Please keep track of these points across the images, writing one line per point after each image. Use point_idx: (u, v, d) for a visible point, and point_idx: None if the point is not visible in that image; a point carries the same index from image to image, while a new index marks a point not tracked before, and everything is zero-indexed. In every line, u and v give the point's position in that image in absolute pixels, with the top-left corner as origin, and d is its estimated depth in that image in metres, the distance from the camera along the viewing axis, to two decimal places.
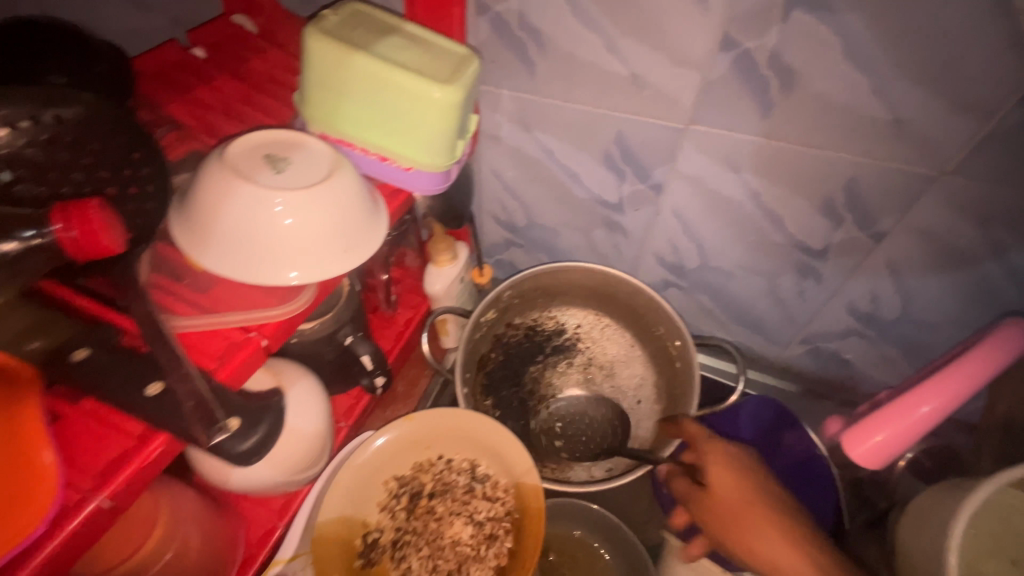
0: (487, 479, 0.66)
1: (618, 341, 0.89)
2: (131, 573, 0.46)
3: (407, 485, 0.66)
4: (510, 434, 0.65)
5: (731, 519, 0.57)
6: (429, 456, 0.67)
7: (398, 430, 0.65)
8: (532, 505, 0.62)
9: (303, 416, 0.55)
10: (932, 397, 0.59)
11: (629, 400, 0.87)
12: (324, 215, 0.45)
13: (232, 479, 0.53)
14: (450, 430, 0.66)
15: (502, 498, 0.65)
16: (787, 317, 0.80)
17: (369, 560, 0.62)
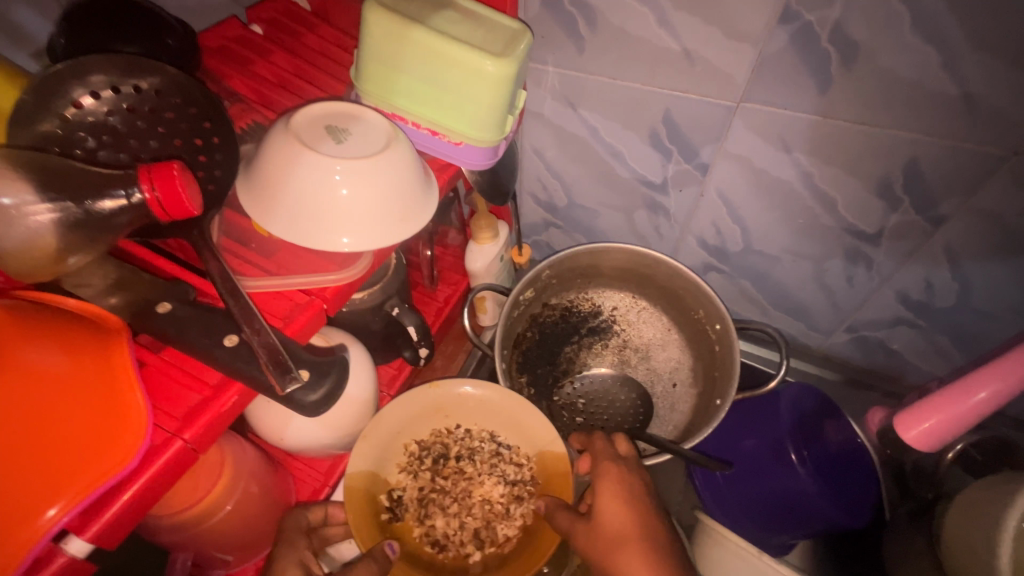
0: (509, 447, 0.68)
1: (655, 324, 0.89)
2: (197, 517, 0.49)
3: (429, 449, 0.67)
4: (533, 408, 0.67)
5: (607, 534, 0.55)
6: (447, 424, 0.68)
7: (421, 395, 0.66)
8: (555, 470, 0.64)
9: (356, 383, 0.58)
10: (991, 382, 0.57)
11: (665, 382, 0.86)
12: (379, 185, 0.47)
13: (287, 438, 0.56)
14: (470, 401, 0.68)
15: (527, 463, 0.67)
16: (833, 304, 0.78)
17: (395, 515, 0.63)
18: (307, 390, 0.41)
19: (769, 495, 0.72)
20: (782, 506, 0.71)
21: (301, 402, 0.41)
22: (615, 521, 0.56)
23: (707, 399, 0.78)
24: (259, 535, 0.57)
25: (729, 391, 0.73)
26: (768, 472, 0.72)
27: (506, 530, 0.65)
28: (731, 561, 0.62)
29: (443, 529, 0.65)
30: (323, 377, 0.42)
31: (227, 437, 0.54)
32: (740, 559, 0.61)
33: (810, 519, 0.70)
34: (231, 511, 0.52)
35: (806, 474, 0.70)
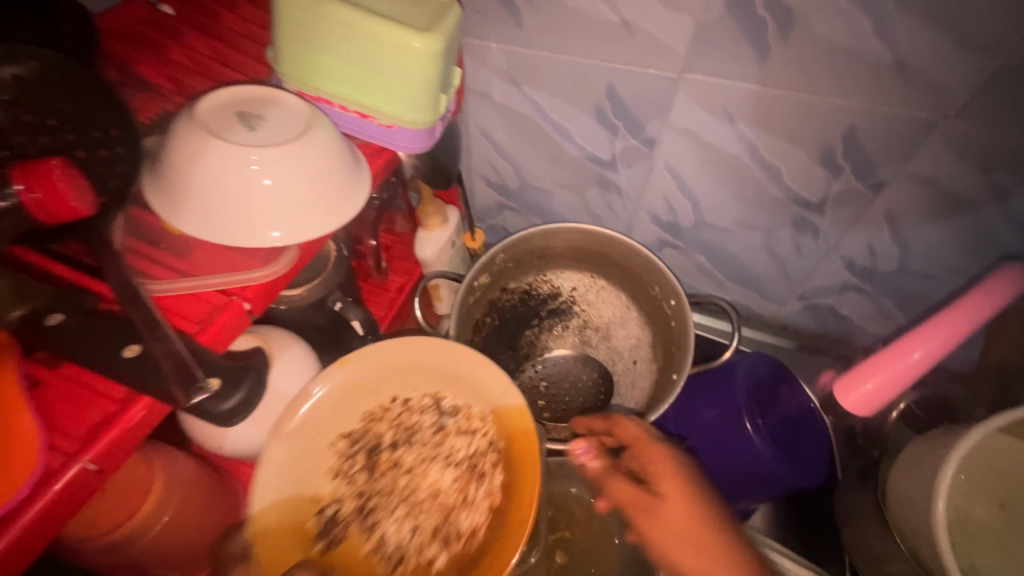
0: (457, 412, 0.58)
1: (614, 302, 0.89)
2: (128, 537, 0.47)
3: (361, 442, 0.56)
4: (474, 357, 0.58)
5: (674, 519, 0.55)
6: (377, 404, 0.57)
7: (335, 376, 0.56)
8: (516, 426, 0.55)
9: (290, 380, 0.56)
10: (925, 342, 0.59)
11: (625, 360, 0.87)
12: (301, 170, 0.44)
13: (225, 445, 0.54)
14: (399, 366, 0.58)
15: (480, 428, 0.56)
16: (784, 273, 0.79)
17: (331, 540, 0.52)
18: (218, 400, 0.47)
19: (725, 467, 0.73)
20: (737, 472, 0.73)
21: (216, 410, 0.46)
22: (675, 504, 0.56)
23: (665, 374, 0.79)
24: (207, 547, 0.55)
25: (684, 366, 0.73)
26: (726, 445, 0.73)
27: (472, 521, 0.53)
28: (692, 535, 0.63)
29: (397, 540, 0.53)
30: (234, 386, 0.48)
31: (156, 449, 0.51)
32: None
33: (765, 485, 0.72)
34: (168, 525, 0.50)
35: (762, 443, 0.71)
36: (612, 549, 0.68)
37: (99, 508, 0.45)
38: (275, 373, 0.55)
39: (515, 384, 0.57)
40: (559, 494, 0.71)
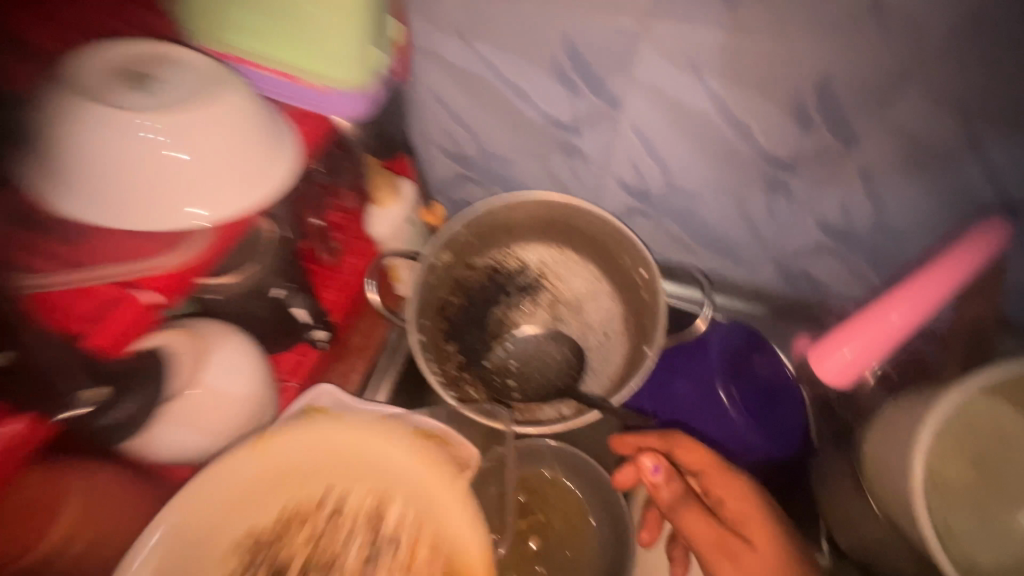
0: (392, 547, 0.47)
1: (584, 276, 0.85)
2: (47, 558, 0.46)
3: (263, 558, 0.46)
4: (436, 477, 0.50)
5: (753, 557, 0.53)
6: (299, 509, 0.48)
7: (252, 462, 0.49)
8: None
9: (227, 377, 0.51)
10: (901, 304, 0.58)
11: (598, 334, 0.83)
12: (208, 136, 0.39)
13: (160, 450, 0.49)
14: (339, 464, 0.50)
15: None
16: (757, 237, 0.76)
17: None
18: (104, 412, 0.45)
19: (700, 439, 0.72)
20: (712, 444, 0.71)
21: (95, 424, 0.45)
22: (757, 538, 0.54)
23: (638, 347, 0.76)
24: None
25: (656, 338, 0.70)
26: (699, 416, 0.72)
27: None
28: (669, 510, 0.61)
29: None
30: (122, 399, 0.46)
31: (76, 462, 0.48)
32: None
33: (742, 455, 0.70)
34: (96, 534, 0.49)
35: (736, 413, 0.70)
36: (589, 529, 0.66)
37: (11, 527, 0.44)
38: (210, 370, 0.51)
39: (480, 525, 0.48)
40: (531, 477, 0.68)
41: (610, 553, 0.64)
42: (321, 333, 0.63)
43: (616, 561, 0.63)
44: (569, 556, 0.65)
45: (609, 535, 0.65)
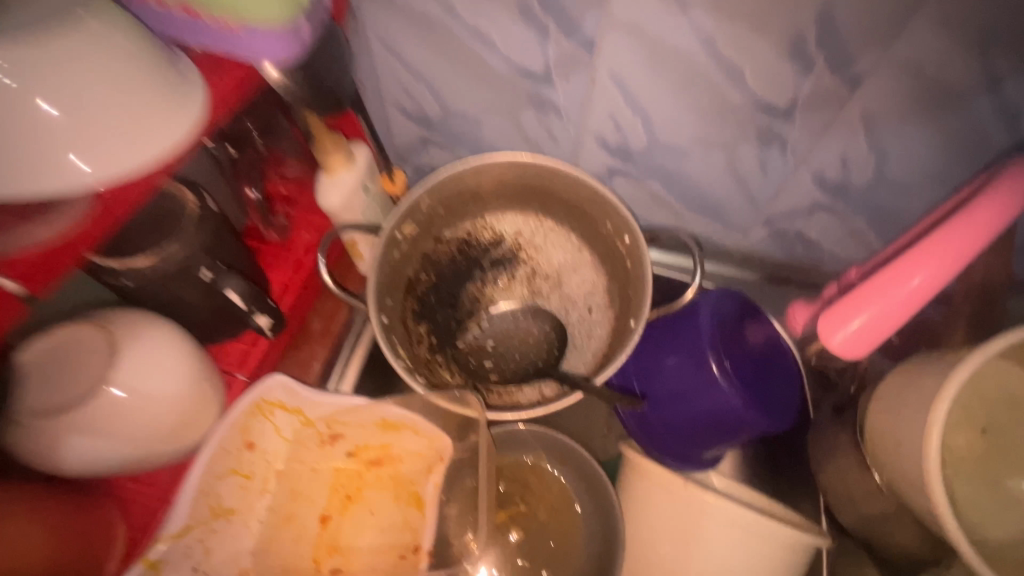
0: None
1: (565, 246, 0.79)
2: None
3: None
4: None
5: None
6: None
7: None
8: None
9: (147, 376, 0.44)
10: (927, 266, 0.49)
11: (580, 308, 0.77)
12: (89, 75, 0.34)
13: (72, 460, 0.42)
14: None
15: None
16: (748, 197, 0.70)
17: None
18: None
19: (693, 417, 0.66)
20: (703, 422, 0.65)
21: None
22: None
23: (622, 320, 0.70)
24: None
25: (642, 311, 0.64)
26: (693, 394, 0.65)
27: None
28: (662, 502, 0.55)
29: None
30: None
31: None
32: (673, 499, 0.54)
33: (737, 430, 0.65)
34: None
35: (730, 386, 0.63)
36: (575, 517, 0.61)
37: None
38: (126, 368, 0.43)
39: None
40: (510, 464, 0.63)
41: (599, 543, 0.59)
42: (265, 318, 0.54)
43: (604, 552, 0.58)
44: (554, 545, 0.61)
45: (596, 523, 0.60)
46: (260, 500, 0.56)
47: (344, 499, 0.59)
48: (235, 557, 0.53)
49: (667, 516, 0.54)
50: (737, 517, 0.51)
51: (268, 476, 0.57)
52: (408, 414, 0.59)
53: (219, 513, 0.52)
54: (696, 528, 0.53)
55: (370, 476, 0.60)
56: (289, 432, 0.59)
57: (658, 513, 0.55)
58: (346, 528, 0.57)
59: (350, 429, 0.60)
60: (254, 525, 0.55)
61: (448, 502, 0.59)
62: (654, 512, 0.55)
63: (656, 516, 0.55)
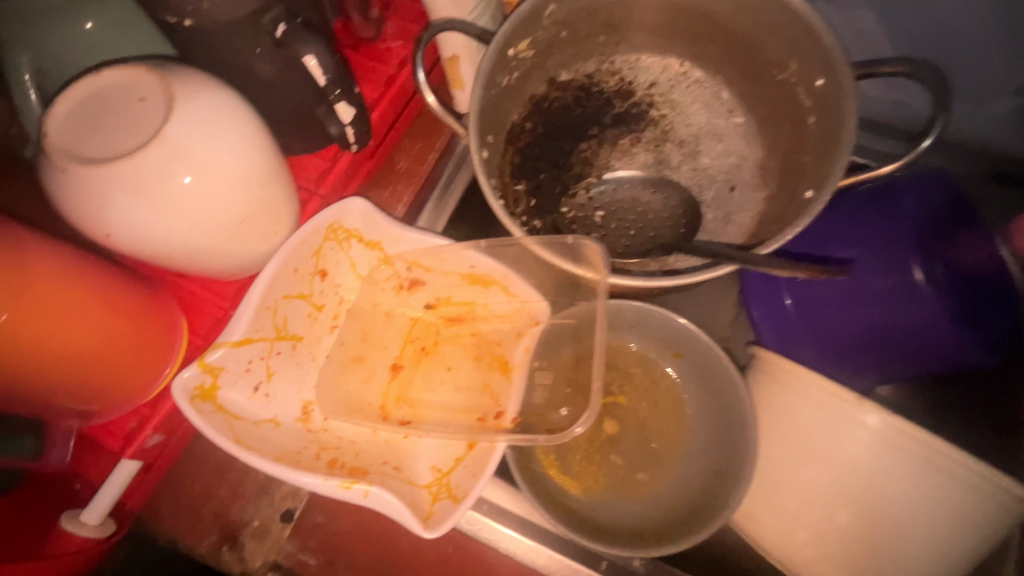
0: (389, 448, 0.44)
1: (709, 107, 0.63)
2: (82, 368, 0.35)
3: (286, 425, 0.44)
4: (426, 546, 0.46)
5: None
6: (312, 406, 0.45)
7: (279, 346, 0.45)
8: (455, 476, 0.42)
9: (218, 138, 0.35)
10: None
11: (718, 186, 0.61)
12: None
13: (125, 231, 0.35)
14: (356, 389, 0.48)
15: (406, 477, 0.42)
16: (1014, 38, 0.48)
17: None
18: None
19: (845, 329, 0.52)
20: (875, 332, 0.50)
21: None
22: None
23: (790, 202, 0.52)
24: (123, 386, 0.39)
25: (833, 175, 0.44)
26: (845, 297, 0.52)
27: None
28: (793, 403, 0.44)
29: None
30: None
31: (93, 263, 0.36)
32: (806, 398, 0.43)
33: (907, 356, 0.51)
34: (35, 347, 0.32)
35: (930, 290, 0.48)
36: (686, 419, 0.50)
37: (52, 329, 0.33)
38: (198, 122, 0.34)
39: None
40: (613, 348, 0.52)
41: (715, 451, 0.47)
42: (344, 106, 0.43)
43: (723, 461, 0.46)
44: (655, 447, 0.49)
45: (714, 427, 0.48)
46: (328, 337, 0.48)
47: (418, 351, 0.50)
48: (297, 388, 0.45)
49: (800, 421, 0.43)
50: (886, 432, 0.39)
51: (338, 313, 0.49)
52: (496, 265, 0.48)
53: (283, 336, 0.45)
54: (838, 441, 0.41)
55: (449, 331, 0.51)
56: (364, 269, 0.51)
57: (789, 417, 0.44)
58: (417, 381, 0.49)
59: (433, 274, 0.51)
60: (320, 360, 0.47)
61: (541, 369, 0.49)
62: (784, 415, 0.44)
63: (788, 422, 0.44)
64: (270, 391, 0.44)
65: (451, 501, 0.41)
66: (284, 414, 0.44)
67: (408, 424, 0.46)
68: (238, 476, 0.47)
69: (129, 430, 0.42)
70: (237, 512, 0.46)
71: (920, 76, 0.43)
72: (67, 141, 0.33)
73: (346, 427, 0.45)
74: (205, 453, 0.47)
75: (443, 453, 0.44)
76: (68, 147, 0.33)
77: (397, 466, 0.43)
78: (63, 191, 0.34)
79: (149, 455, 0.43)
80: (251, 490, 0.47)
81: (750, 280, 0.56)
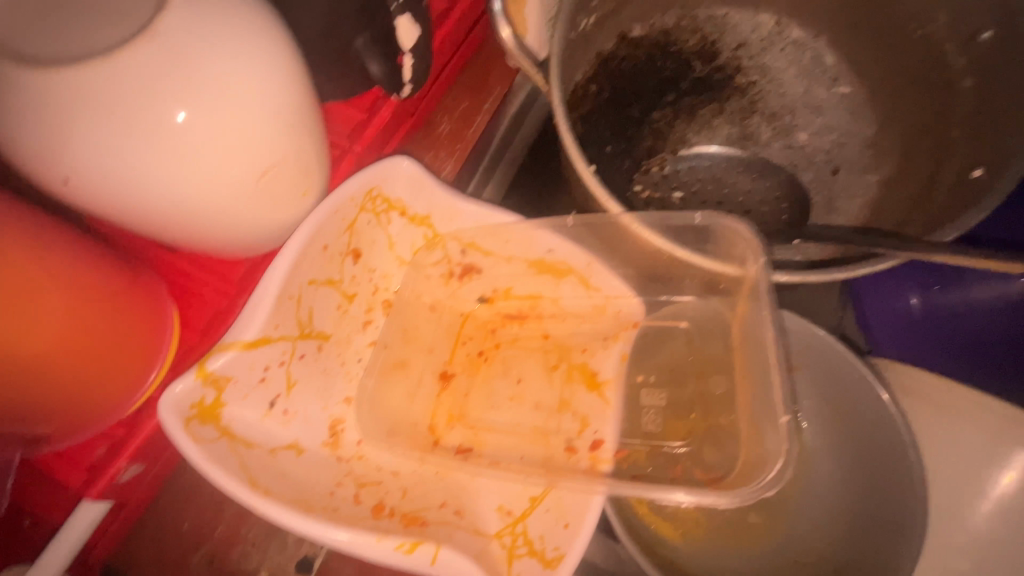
0: (444, 485, 0.34)
1: (808, 74, 0.53)
2: (30, 376, 0.24)
3: (310, 455, 0.33)
4: None
5: None
6: (341, 427, 0.35)
7: (303, 347, 0.34)
8: (534, 524, 0.32)
9: (237, 49, 0.24)
10: None
11: (820, 167, 0.51)
12: None
13: (95, 179, 0.24)
14: (394, 405, 0.37)
15: (471, 525, 0.32)
16: None
17: None
18: None
19: (985, 341, 0.45)
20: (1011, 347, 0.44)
21: None
22: None
23: (932, 184, 0.42)
24: (86, 402, 0.28)
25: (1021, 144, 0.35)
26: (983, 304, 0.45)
27: None
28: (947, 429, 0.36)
29: None
30: None
31: (46, 225, 0.25)
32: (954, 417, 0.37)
33: None
34: None
35: None
36: (804, 449, 0.40)
37: None
38: (210, 21, 0.23)
39: None
40: None
41: (852, 490, 0.38)
42: (405, 21, 0.34)
43: (868, 505, 0.36)
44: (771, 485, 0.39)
45: (850, 457, 0.38)
46: (360, 336, 0.38)
47: (473, 356, 0.40)
48: (322, 402, 0.35)
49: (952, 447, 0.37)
50: None
51: (373, 305, 0.39)
52: (578, 251, 0.38)
53: (307, 335, 0.34)
54: None
55: (508, 332, 0.41)
56: (406, 251, 0.40)
57: (938, 445, 0.37)
58: (474, 396, 0.39)
59: (492, 260, 0.41)
60: (351, 366, 0.37)
61: (648, 387, 0.39)
62: (932, 442, 0.37)
63: (937, 452, 0.37)
64: (289, 407, 0.33)
65: (538, 562, 0.30)
66: (308, 438, 0.33)
67: (467, 453, 0.37)
68: (239, 514, 0.36)
69: (100, 458, 0.31)
70: (236, 562, 0.35)
71: None
72: (5, 34, 0.22)
73: (387, 455, 0.35)
74: (195, 484, 0.36)
75: (514, 492, 0.34)
76: (6, 43, 0.22)
77: (458, 510, 0.33)
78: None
79: (121, 492, 0.32)
80: (257, 533, 0.36)
81: (867, 279, 0.45)
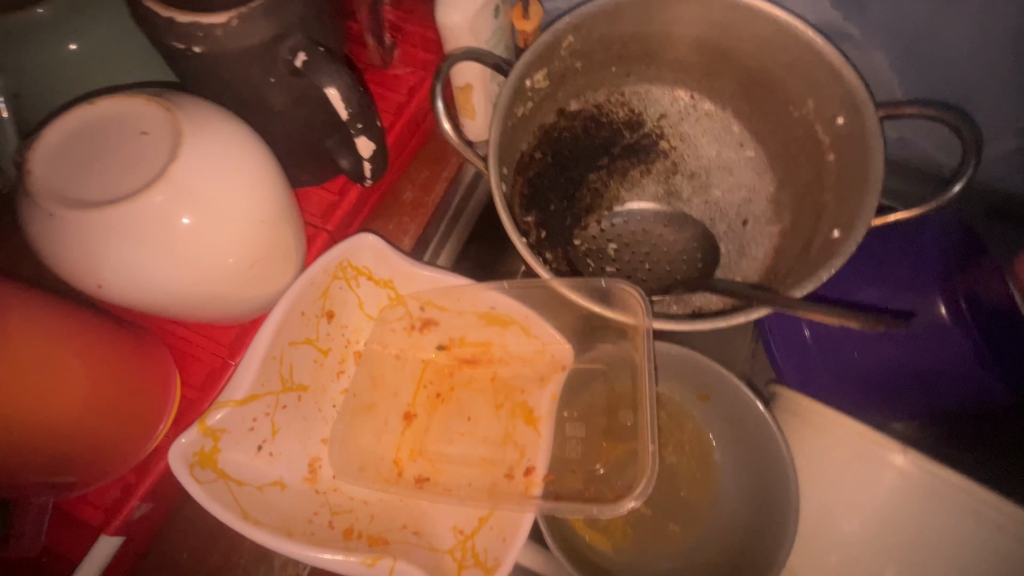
0: (405, 509, 0.41)
1: (719, 140, 0.62)
2: (67, 437, 0.31)
3: (292, 488, 0.40)
4: None
5: None
6: (319, 463, 0.42)
7: (286, 399, 0.41)
8: (479, 540, 0.39)
9: (229, 179, 0.31)
10: None
11: (730, 221, 0.60)
12: None
13: (120, 282, 0.31)
14: (366, 442, 0.44)
15: (427, 542, 0.39)
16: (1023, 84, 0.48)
17: None
18: None
19: (864, 367, 0.53)
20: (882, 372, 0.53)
21: None
22: None
23: (812, 238, 0.51)
24: (107, 455, 0.35)
25: (863, 214, 0.44)
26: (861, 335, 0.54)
27: None
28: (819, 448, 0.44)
29: None
30: None
31: (78, 316, 0.32)
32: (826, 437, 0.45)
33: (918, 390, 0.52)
34: (13, 419, 0.28)
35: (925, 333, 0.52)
36: (714, 468, 0.49)
37: (35, 399, 0.29)
38: (210, 161, 0.31)
39: None
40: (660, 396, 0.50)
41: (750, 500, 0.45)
42: (364, 140, 0.40)
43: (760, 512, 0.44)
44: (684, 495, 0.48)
45: (748, 471, 0.46)
46: (335, 384, 0.45)
47: (432, 398, 0.47)
48: (303, 443, 0.41)
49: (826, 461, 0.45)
50: (912, 472, 0.40)
51: (345, 356, 0.45)
52: (518, 306, 0.46)
53: (288, 388, 0.41)
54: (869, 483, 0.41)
55: (463, 375, 0.48)
56: (373, 309, 0.47)
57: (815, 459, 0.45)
58: (433, 432, 0.46)
59: (446, 314, 0.48)
60: (327, 411, 0.44)
61: (571, 421, 0.47)
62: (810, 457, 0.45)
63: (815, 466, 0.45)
64: (274, 449, 0.40)
65: (480, 571, 0.37)
66: (290, 474, 0.40)
67: (426, 481, 0.43)
68: (232, 542, 0.42)
69: (115, 499, 0.37)
70: None
71: (949, 120, 0.43)
72: (54, 180, 0.29)
73: (358, 487, 0.42)
74: (194, 517, 0.42)
75: (464, 512, 0.40)
76: (56, 188, 0.29)
77: (416, 530, 0.40)
78: (48, 239, 0.30)
79: (134, 526, 0.38)
80: (248, 558, 0.42)
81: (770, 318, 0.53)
